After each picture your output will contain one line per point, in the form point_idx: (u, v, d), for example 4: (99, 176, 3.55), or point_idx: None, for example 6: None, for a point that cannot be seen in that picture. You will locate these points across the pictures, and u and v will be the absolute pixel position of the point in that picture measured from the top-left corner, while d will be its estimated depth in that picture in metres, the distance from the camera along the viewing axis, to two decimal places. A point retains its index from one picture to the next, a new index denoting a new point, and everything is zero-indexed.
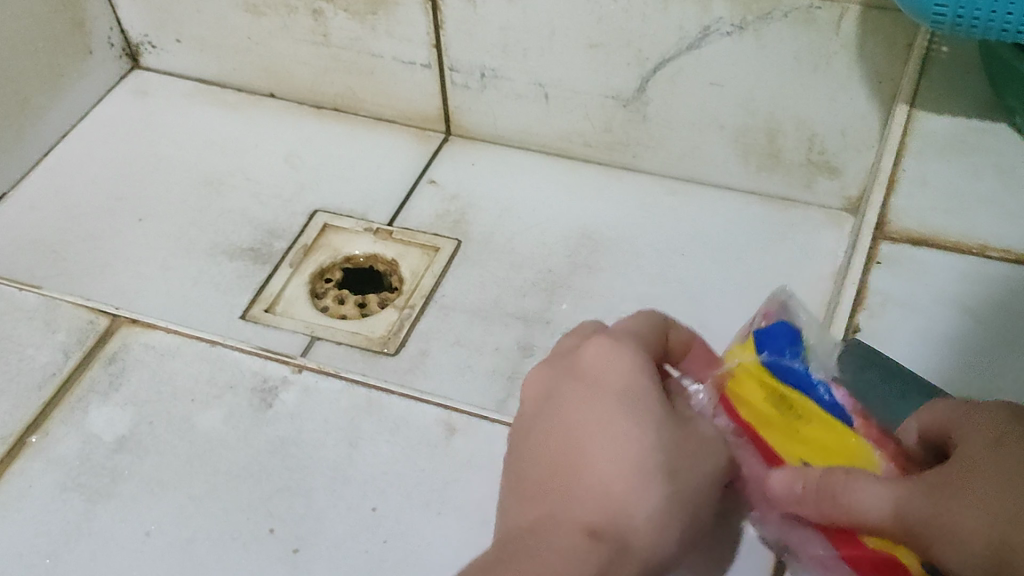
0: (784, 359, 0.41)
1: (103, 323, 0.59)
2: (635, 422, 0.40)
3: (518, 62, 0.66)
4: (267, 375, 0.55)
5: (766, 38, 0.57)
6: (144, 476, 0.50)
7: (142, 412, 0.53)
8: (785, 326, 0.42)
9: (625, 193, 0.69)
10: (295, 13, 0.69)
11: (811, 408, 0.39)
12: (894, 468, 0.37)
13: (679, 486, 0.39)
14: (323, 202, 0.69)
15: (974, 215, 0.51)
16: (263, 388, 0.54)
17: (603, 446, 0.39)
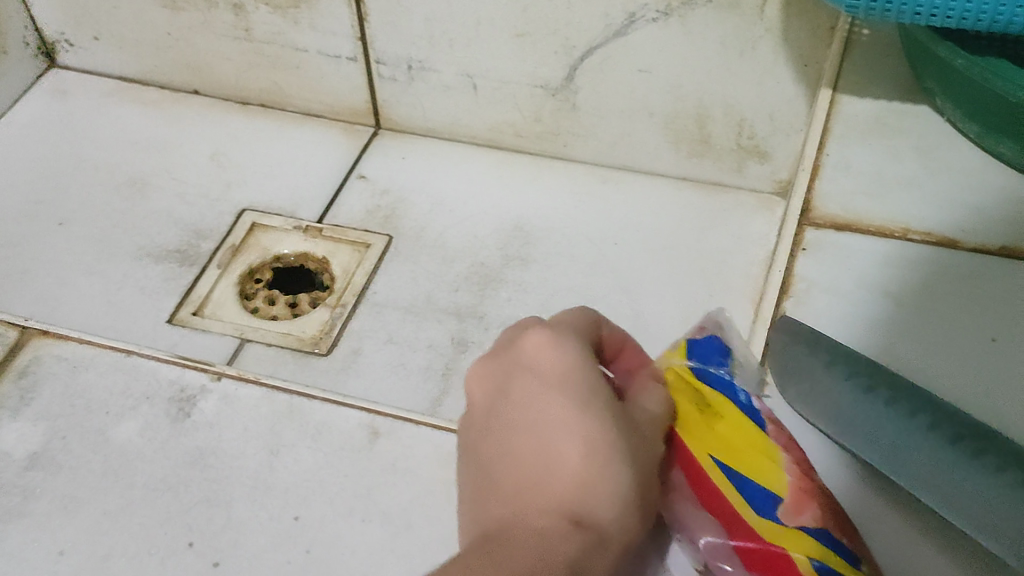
0: (710, 367, 0.45)
1: (12, 335, 0.57)
2: (594, 401, 0.37)
3: (445, 53, 0.65)
4: (185, 385, 0.54)
5: (691, 23, 0.57)
6: (57, 493, 0.49)
7: (54, 427, 0.52)
8: (715, 344, 0.46)
9: (557, 183, 0.68)
10: (216, 8, 0.68)
11: (729, 410, 0.42)
12: (797, 470, 0.40)
13: (640, 469, 0.36)
14: (250, 200, 0.68)
15: (899, 198, 0.51)
16: (181, 397, 0.53)
17: (566, 424, 0.36)
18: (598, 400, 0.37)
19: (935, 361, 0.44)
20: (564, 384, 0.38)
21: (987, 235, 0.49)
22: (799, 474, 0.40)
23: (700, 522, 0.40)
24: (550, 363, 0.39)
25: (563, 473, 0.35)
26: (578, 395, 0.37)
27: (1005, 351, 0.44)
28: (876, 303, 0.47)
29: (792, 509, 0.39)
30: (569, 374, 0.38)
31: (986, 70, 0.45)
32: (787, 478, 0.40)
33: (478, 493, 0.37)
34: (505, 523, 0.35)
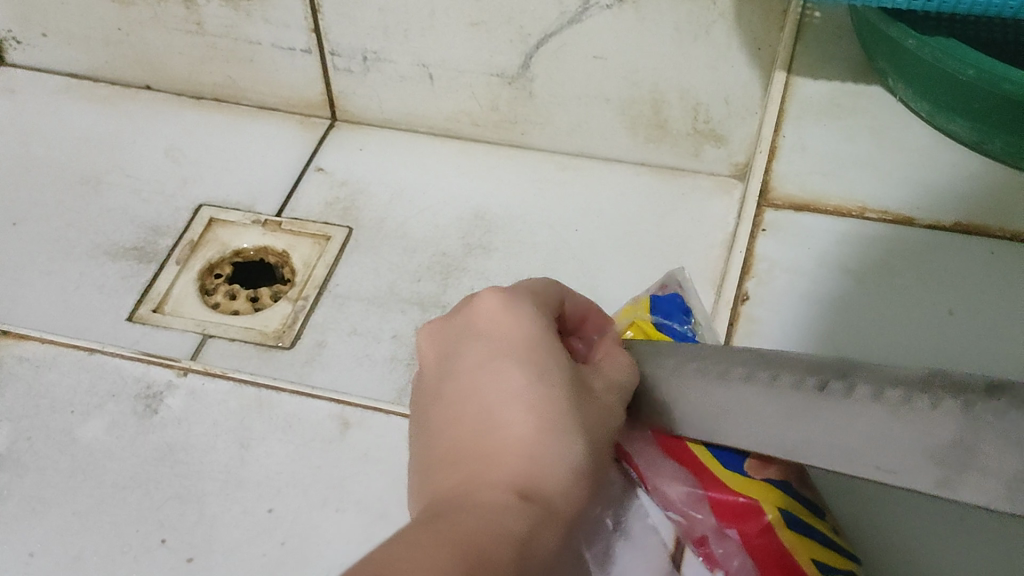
0: (673, 323, 0.46)
1: None
2: (547, 369, 0.35)
3: (400, 43, 0.65)
4: (151, 381, 0.53)
5: (645, 9, 0.57)
6: (24, 494, 0.48)
7: (18, 428, 0.51)
8: (678, 300, 0.47)
9: (516, 171, 0.69)
10: (166, 3, 0.67)
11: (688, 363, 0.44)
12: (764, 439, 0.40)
13: (592, 440, 0.34)
14: (208, 195, 0.68)
15: (855, 177, 0.52)
16: (147, 394, 0.53)
17: (516, 391, 0.34)
18: (551, 369, 0.35)
19: (894, 337, 0.45)
20: (516, 349, 0.35)
21: (942, 212, 0.50)
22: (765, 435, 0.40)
23: (670, 475, 0.41)
24: (503, 331, 0.36)
25: (511, 440, 0.32)
26: (529, 362, 0.35)
27: (963, 324, 0.45)
28: (835, 280, 0.47)
29: (759, 463, 0.39)
30: (519, 340, 0.36)
31: (935, 49, 0.46)
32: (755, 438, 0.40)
33: (424, 462, 0.34)
34: (449, 489, 0.31)
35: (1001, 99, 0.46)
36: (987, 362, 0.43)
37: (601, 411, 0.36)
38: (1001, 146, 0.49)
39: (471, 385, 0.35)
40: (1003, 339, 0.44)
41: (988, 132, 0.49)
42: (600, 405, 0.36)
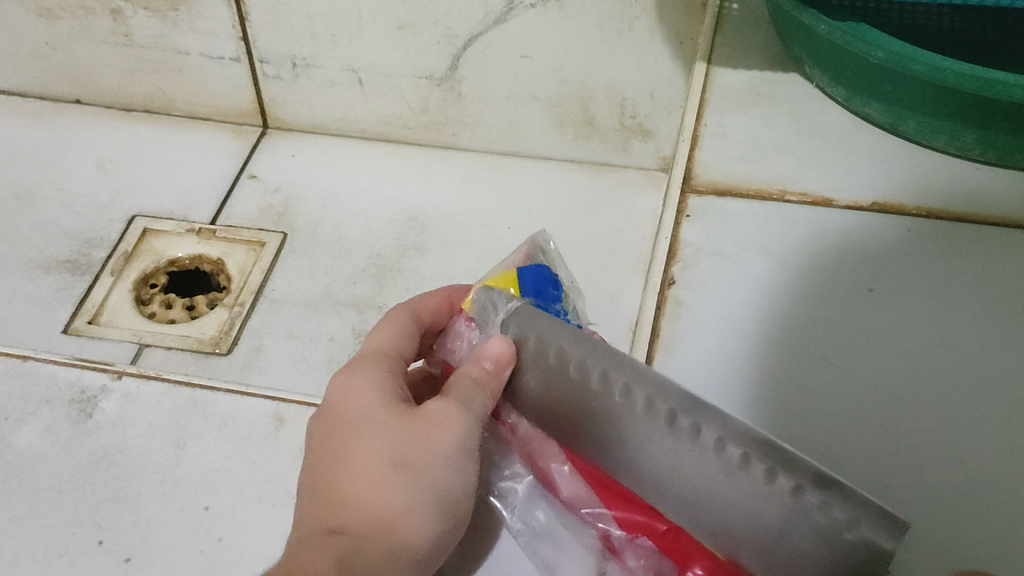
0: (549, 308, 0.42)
1: None
2: (385, 484, 0.38)
3: (329, 49, 0.65)
4: (85, 385, 0.53)
5: (568, 7, 0.58)
6: None
7: None
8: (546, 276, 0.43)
9: (448, 172, 0.69)
10: (93, 15, 0.67)
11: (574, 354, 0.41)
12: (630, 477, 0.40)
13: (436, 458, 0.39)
14: (141, 205, 0.68)
15: (774, 162, 0.53)
16: (81, 399, 0.53)
17: (360, 513, 0.38)
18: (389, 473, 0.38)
19: (816, 314, 0.46)
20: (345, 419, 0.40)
21: (861, 192, 0.51)
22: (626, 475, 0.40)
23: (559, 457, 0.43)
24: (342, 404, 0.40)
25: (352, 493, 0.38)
26: (369, 486, 0.38)
27: (881, 299, 0.46)
28: (758, 260, 0.49)
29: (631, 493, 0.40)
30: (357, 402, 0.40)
31: (847, 33, 0.48)
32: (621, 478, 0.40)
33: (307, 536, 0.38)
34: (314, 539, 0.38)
35: (912, 78, 0.47)
36: (904, 338, 0.45)
37: (451, 456, 0.39)
38: (915, 127, 0.51)
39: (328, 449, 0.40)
40: (919, 314, 0.46)
41: (902, 113, 0.51)
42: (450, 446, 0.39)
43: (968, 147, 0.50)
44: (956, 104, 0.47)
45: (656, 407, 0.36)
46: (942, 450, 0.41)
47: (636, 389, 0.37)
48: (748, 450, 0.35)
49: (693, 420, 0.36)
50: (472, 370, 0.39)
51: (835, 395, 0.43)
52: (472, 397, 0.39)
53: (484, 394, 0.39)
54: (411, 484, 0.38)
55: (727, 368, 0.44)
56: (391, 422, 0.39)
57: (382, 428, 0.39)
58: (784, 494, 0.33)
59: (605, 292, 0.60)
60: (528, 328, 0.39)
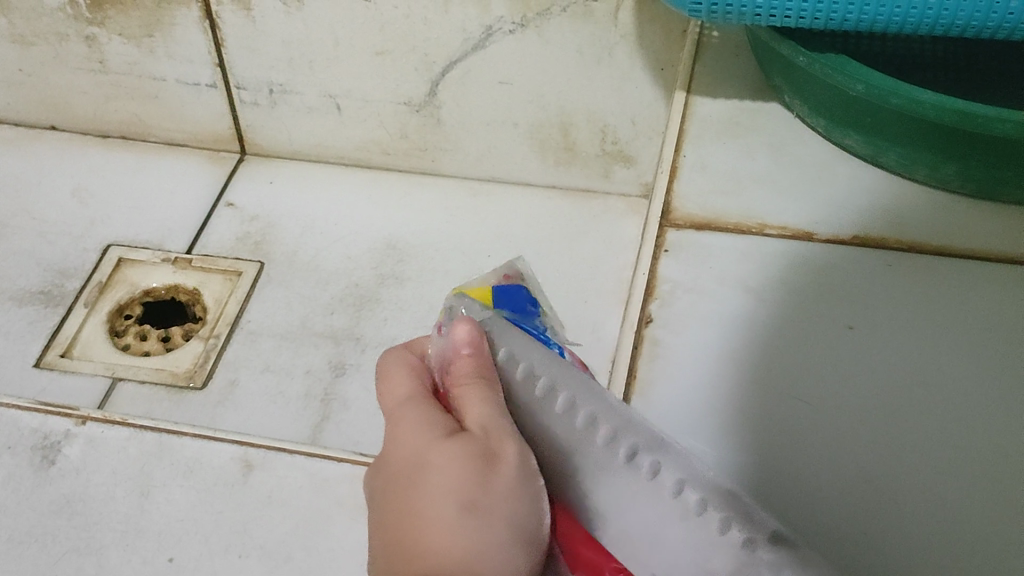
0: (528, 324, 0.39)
1: None
2: (464, 527, 0.31)
3: (306, 75, 0.64)
4: (49, 431, 0.52)
5: (547, 33, 0.58)
6: None
7: None
8: (520, 290, 0.41)
9: (428, 199, 0.68)
10: (67, 41, 0.66)
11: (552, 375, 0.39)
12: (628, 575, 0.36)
13: (511, 486, 0.33)
14: (116, 235, 0.67)
15: (754, 196, 0.52)
16: (44, 445, 0.51)
17: (445, 551, 0.31)
18: (464, 517, 0.32)
19: (794, 353, 0.45)
20: (405, 458, 0.34)
21: (840, 226, 0.50)
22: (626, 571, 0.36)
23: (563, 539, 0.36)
24: (398, 448, 0.35)
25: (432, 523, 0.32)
26: (445, 531, 0.31)
27: (861, 338, 0.45)
28: (736, 297, 0.48)
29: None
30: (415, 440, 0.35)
31: (826, 66, 0.47)
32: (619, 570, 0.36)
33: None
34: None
35: (892, 112, 0.46)
36: (884, 378, 0.44)
37: (519, 484, 0.33)
38: (895, 158, 0.50)
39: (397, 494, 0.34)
40: (900, 353, 0.45)
41: (882, 145, 0.50)
42: (514, 474, 0.34)
43: (948, 178, 0.49)
44: (937, 138, 0.47)
45: (617, 444, 0.37)
46: (921, 496, 0.40)
47: (601, 422, 0.37)
48: (706, 498, 0.36)
49: (655, 461, 0.37)
50: (464, 366, 0.36)
51: (813, 437, 0.42)
52: (485, 390, 0.36)
53: (490, 381, 0.36)
54: (492, 508, 0.32)
55: (702, 411, 0.43)
56: (448, 459, 0.33)
57: (440, 468, 0.33)
58: (735, 546, 0.35)
59: (585, 323, 0.59)
60: (500, 338, 0.37)
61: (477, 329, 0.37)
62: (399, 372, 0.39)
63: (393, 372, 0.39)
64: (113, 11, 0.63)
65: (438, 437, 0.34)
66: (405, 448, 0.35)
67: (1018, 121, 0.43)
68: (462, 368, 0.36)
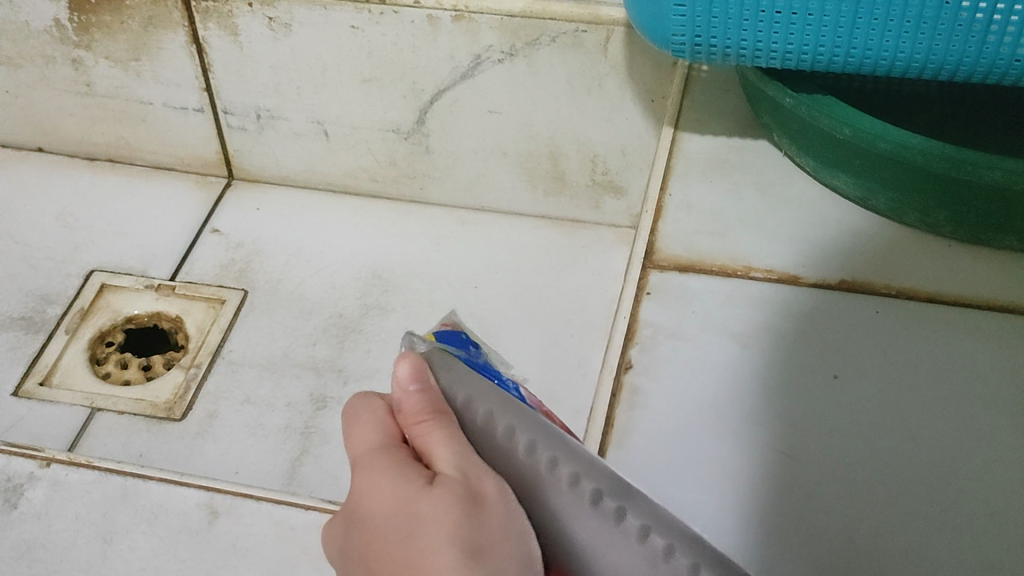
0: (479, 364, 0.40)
1: None
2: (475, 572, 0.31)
3: (293, 102, 0.64)
4: (12, 473, 0.52)
5: (536, 63, 0.57)
6: None
7: None
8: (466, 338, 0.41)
9: (415, 227, 0.67)
10: (54, 64, 0.65)
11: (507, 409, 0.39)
12: None
13: (501, 517, 0.34)
14: (100, 260, 0.66)
15: (739, 237, 0.51)
16: (7, 487, 0.51)
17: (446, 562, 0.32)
18: (470, 565, 0.31)
19: (777, 403, 0.44)
20: (387, 496, 0.35)
21: (826, 271, 0.49)
22: None
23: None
24: (372, 489, 0.35)
25: (430, 543, 0.32)
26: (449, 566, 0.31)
27: (847, 388, 0.44)
28: (719, 342, 0.47)
29: None
30: (392, 478, 0.35)
31: (813, 108, 0.46)
32: None
33: None
34: None
35: (878, 155, 0.46)
36: (869, 429, 0.43)
37: (508, 524, 0.34)
38: (885, 203, 0.49)
39: (381, 527, 0.34)
40: (885, 403, 0.44)
41: (871, 188, 0.49)
42: (501, 516, 0.34)
43: (939, 224, 0.48)
44: (925, 183, 0.46)
45: (582, 486, 0.35)
46: (902, 555, 0.39)
47: (563, 465, 0.35)
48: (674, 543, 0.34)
49: (596, 487, 0.35)
50: (413, 402, 0.37)
51: (795, 490, 0.41)
52: (442, 426, 0.36)
53: (443, 414, 0.37)
54: (489, 532, 0.33)
55: (680, 461, 0.42)
56: (439, 510, 0.33)
57: (435, 517, 0.33)
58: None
59: (571, 356, 0.58)
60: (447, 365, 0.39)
61: (421, 362, 0.38)
62: (355, 421, 0.39)
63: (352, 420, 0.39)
64: (100, 34, 0.62)
65: (421, 488, 0.34)
66: (382, 488, 0.35)
67: (1007, 168, 0.42)
68: (417, 410, 0.37)
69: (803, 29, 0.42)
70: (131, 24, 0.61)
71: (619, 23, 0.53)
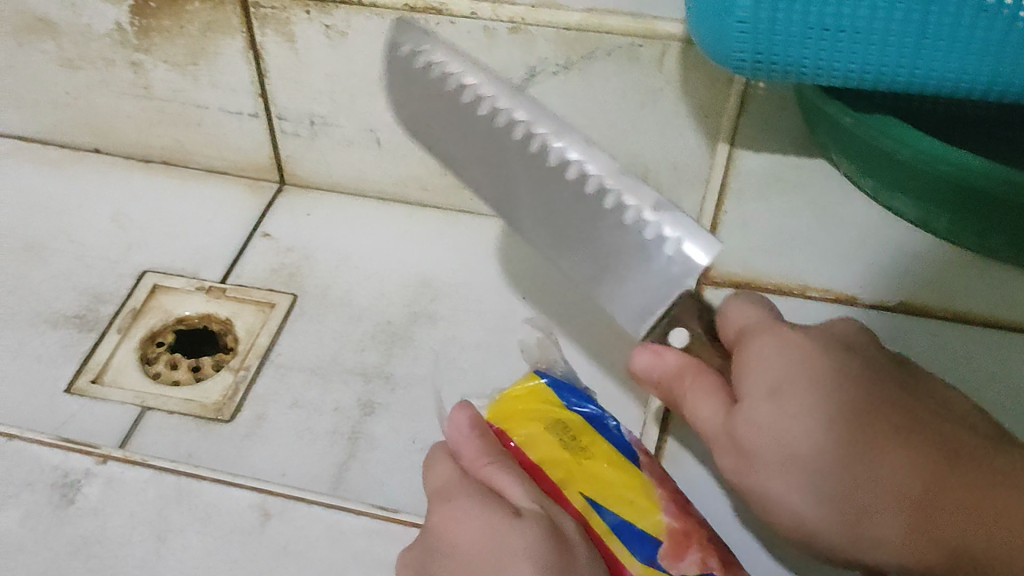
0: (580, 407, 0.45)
1: None
2: None
3: (347, 109, 0.64)
4: (69, 469, 0.53)
5: (590, 76, 0.57)
6: None
7: None
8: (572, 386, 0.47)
9: (465, 236, 0.68)
10: (113, 66, 0.66)
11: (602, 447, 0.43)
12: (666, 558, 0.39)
13: (580, 535, 0.39)
14: (153, 261, 0.67)
15: (795, 257, 0.53)
16: (63, 483, 0.52)
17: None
18: None
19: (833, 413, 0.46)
20: (477, 529, 0.39)
21: (883, 292, 0.51)
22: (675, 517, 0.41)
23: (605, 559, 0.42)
24: (462, 525, 0.40)
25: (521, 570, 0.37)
26: None
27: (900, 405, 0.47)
28: None
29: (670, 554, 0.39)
30: (482, 518, 0.39)
31: (872, 127, 0.46)
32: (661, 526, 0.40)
33: None
34: None
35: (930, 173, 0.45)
36: None
37: (588, 555, 0.38)
38: (945, 224, 0.49)
39: (473, 558, 0.38)
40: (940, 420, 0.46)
41: (932, 209, 0.49)
42: (583, 547, 0.38)
43: (996, 249, 0.49)
44: (988, 206, 0.45)
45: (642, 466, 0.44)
46: None
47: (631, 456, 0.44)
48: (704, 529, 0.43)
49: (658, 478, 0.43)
50: (477, 444, 0.43)
51: None
52: (501, 462, 0.42)
53: (501, 454, 0.43)
54: (572, 563, 0.37)
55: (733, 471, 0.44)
56: (529, 540, 0.37)
57: (523, 548, 0.37)
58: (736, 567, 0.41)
59: (620, 368, 0.58)
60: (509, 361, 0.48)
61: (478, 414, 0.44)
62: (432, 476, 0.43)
63: (432, 470, 0.44)
64: (160, 39, 0.63)
65: (508, 519, 0.39)
66: (473, 522, 0.39)
67: None
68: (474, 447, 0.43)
69: (868, 49, 0.42)
70: (189, 29, 0.62)
71: (676, 38, 0.53)
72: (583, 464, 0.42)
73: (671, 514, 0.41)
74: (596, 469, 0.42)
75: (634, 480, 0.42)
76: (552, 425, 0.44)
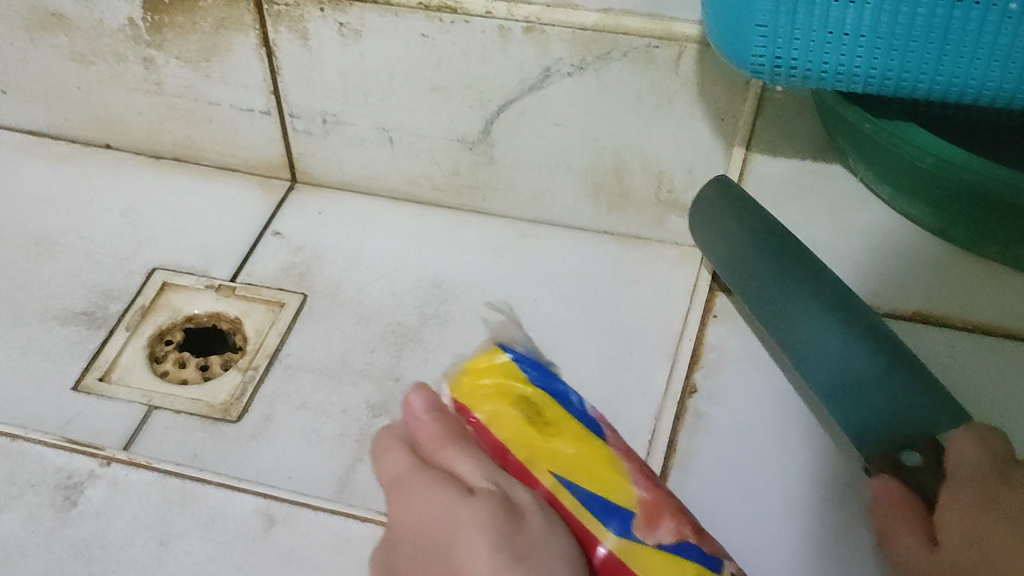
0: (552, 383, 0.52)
1: None
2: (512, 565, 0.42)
3: (360, 107, 0.64)
4: (73, 470, 0.53)
5: (605, 77, 0.56)
6: None
7: None
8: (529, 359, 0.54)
9: (478, 237, 0.67)
10: (124, 62, 0.66)
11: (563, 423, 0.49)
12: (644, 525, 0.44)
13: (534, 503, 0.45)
14: (162, 258, 0.66)
15: None
16: (67, 485, 0.52)
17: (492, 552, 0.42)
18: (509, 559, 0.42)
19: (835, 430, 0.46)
20: (439, 508, 0.46)
21: None
22: (648, 489, 0.46)
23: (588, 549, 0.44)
24: (427, 505, 0.46)
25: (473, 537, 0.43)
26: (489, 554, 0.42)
27: None
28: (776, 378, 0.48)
29: (648, 525, 0.44)
30: (442, 502, 0.46)
31: (893, 134, 0.45)
32: (636, 493, 0.45)
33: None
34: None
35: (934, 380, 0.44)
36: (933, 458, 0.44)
37: (543, 525, 0.44)
38: (964, 233, 0.49)
39: (429, 533, 0.45)
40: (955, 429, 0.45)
41: (951, 219, 0.48)
42: (538, 516, 0.44)
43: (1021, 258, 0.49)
44: (1009, 214, 0.45)
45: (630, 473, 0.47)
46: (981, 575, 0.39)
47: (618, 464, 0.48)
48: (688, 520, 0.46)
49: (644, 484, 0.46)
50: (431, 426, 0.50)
51: None
52: (453, 440, 0.49)
53: (456, 429, 0.50)
54: (522, 527, 0.44)
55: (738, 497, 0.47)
56: (480, 513, 0.44)
57: (478, 522, 0.44)
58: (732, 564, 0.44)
59: (632, 374, 0.57)
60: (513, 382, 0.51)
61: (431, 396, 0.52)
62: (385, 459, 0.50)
63: (387, 457, 0.51)
64: (172, 35, 0.63)
65: (464, 497, 0.46)
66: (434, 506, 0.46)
67: None
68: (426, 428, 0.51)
69: (890, 53, 0.41)
70: (202, 25, 0.61)
71: (693, 40, 0.53)
72: (545, 438, 0.48)
73: (642, 489, 0.46)
74: (558, 444, 0.48)
75: (600, 454, 0.47)
76: (519, 403, 0.50)
